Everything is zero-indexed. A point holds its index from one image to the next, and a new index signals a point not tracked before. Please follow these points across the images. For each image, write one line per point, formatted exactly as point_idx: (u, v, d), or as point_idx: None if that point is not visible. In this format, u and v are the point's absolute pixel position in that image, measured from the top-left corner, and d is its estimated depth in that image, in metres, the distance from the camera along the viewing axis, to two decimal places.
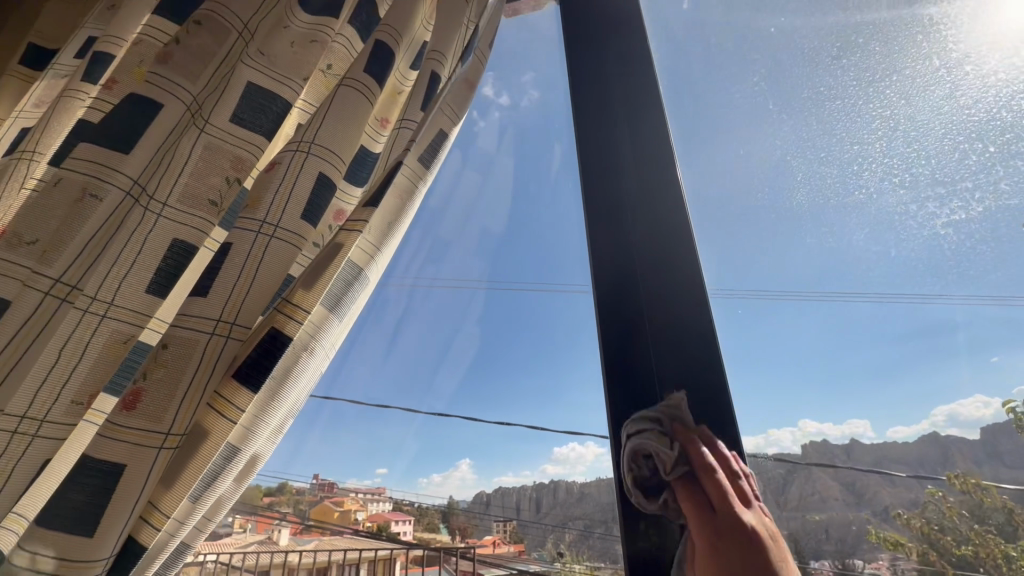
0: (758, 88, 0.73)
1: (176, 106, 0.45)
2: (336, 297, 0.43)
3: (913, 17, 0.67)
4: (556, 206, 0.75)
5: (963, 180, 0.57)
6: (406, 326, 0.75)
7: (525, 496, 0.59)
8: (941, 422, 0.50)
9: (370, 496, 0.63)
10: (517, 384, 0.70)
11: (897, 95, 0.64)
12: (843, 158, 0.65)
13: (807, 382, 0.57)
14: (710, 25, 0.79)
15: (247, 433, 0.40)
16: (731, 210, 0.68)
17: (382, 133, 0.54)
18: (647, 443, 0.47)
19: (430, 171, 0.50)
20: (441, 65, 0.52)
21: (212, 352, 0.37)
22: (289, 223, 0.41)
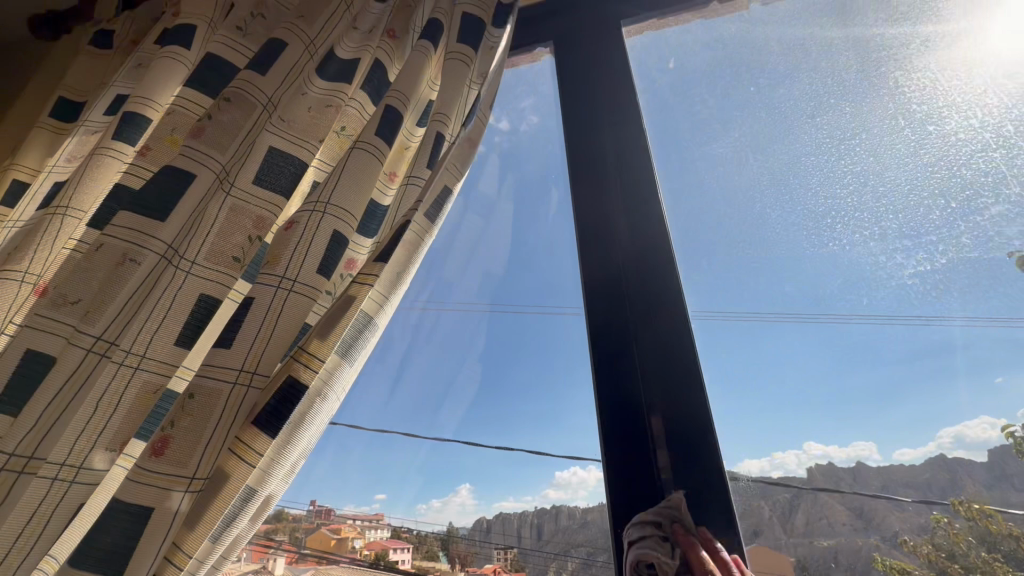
0: (738, 143, 0.78)
1: (207, 175, 0.49)
2: (347, 345, 0.45)
3: (878, 82, 0.75)
4: (555, 250, 0.80)
5: (927, 234, 0.63)
6: (410, 363, 0.74)
7: (526, 523, 0.64)
8: (947, 444, 0.55)
9: (369, 523, 0.65)
10: (518, 408, 0.70)
11: (866, 152, 0.71)
12: (818, 212, 0.70)
13: (795, 416, 0.61)
14: (695, 82, 0.85)
15: (264, 474, 0.41)
16: (716, 251, 0.72)
17: (391, 187, 0.57)
18: (650, 551, 0.49)
19: (436, 225, 0.53)
20: (445, 126, 0.55)
21: (235, 401, 0.40)
22: (307, 277, 0.44)
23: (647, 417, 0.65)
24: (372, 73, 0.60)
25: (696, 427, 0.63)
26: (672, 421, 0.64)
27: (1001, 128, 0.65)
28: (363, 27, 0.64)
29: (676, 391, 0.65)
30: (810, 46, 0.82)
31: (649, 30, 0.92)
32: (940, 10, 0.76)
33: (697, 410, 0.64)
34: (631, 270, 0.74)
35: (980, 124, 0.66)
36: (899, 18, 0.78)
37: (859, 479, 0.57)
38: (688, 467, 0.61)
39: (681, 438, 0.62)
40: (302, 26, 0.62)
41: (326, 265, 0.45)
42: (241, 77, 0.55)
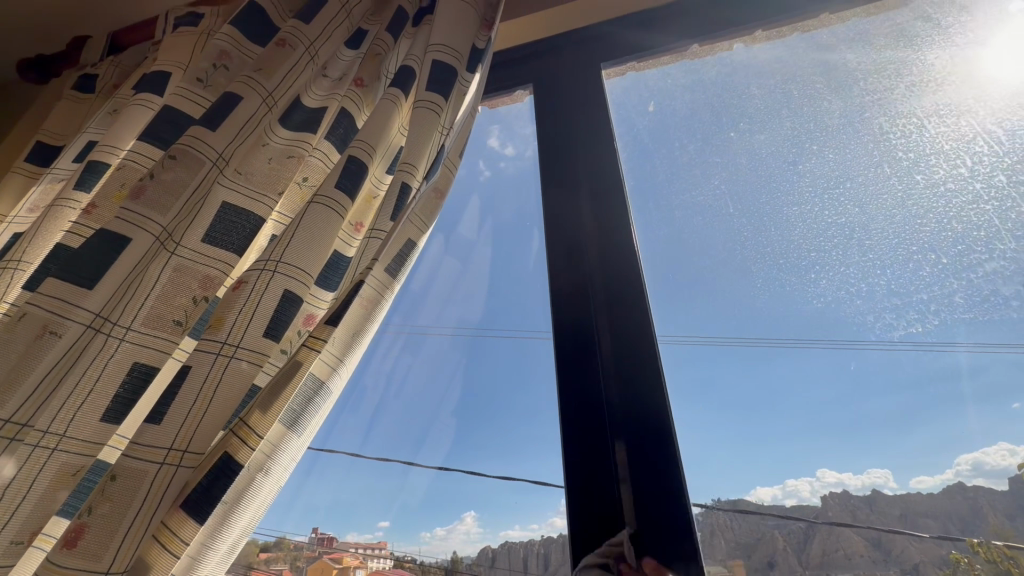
0: (720, 190, 0.76)
1: (145, 238, 0.48)
2: (293, 416, 0.46)
3: (864, 127, 0.73)
4: (527, 289, 0.78)
5: (917, 293, 0.61)
6: (384, 413, 0.70)
7: (532, 553, 0.61)
8: (966, 472, 0.52)
9: (370, 552, 0.62)
10: (486, 435, 0.68)
11: (851, 202, 0.69)
12: (801, 266, 0.67)
13: (781, 477, 0.57)
14: (673, 125, 0.85)
15: (193, 562, 0.41)
16: (695, 293, 0.70)
17: (356, 237, 0.57)
18: None
19: (397, 280, 0.53)
20: (411, 177, 0.53)
21: (161, 484, 0.39)
22: (250, 342, 0.44)
23: (612, 443, 0.63)
24: (338, 122, 0.62)
25: (659, 455, 0.60)
26: (636, 449, 0.61)
27: (991, 178, 0.63)
28: (333, 74, 0.68)
29: (638, 407, 0.64)
30: (792, 88, 0.81)
31: (630, 71, 0.92)
32: (925, 54, 0.76)
33: (665, 440, 0.61)
34: (600, 313, 0.71)
35: (971, 174, 0.65)
36: (882, 62, 0.77)
37: (875, 508, 0.54)
38: (653, 492, 0.58)
39: (645, 466, 0.60)
40: (259, 77, 0.62)
41: (277, 329, 0.46)
42: (191, 133, 0.54)
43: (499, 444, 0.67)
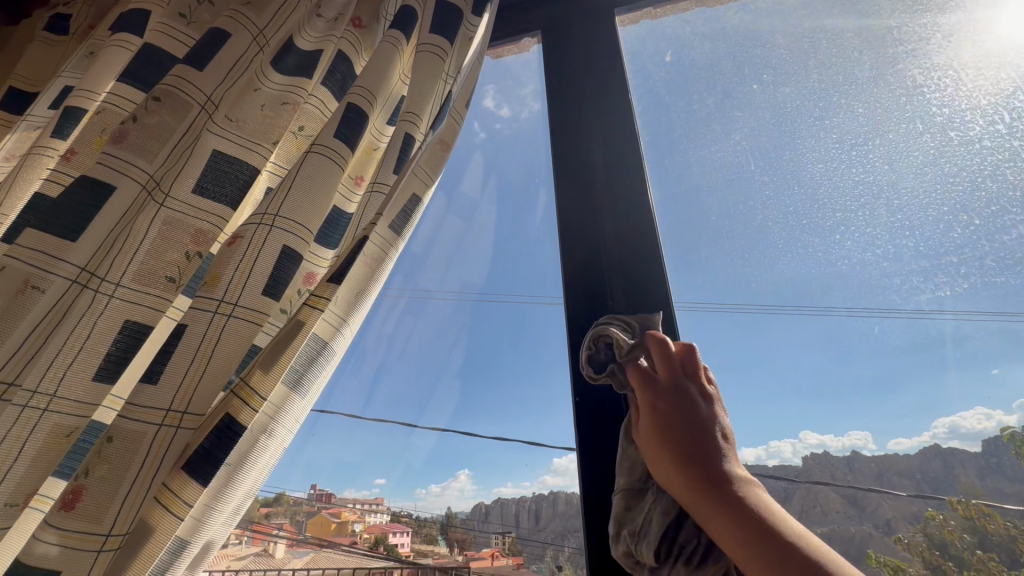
0: (740, 146, 0.74)
1: (131, 187, 0.46)
2: (296, 377, 0.44)
3: (895, 80, 0.70)
4: (542, 253, 0.76)
5: (947, 255, 0.59)
6: (384, 378, 0.71)
7: (524, 508, 0.62)
8: (942, 434, 0.52)
9: (368, 507, 0.64)
10: (487, 396, 0.68)
11: (881, 159, 0.66)
12: (826, 228, 0.66)
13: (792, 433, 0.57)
14: (691, 75, 0.81)
15: (198, 524, 0.41)
16: (701, 248, 0.70)
17: (356, 193, 0.56)
18: (607, 331, 0.53)
19: (403, 238, 0.50)
20: (415, 126, 0.52)
21: (161, 445, 0.39)
22: (249, 301, 0.43)
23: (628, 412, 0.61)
24: (334, 67, 0.58)
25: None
26: None
27: None
28: (328, 15, 0.63)
29: None
30: (819, 40, 0.77)
31: (645, 19, 0.87)
32: (959, 3, 0.72)
33: None
34: (615, 279, 0.67)
35: (1008, 131, 0.61)
36: (916, 9, 0.74)
37: (852, 469, 0.55)
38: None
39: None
40: (248, 13, 0.60)
41: (276, 289, 0.44)
42: (177, 75, 0.51)
43: (515, 411, 0.67)
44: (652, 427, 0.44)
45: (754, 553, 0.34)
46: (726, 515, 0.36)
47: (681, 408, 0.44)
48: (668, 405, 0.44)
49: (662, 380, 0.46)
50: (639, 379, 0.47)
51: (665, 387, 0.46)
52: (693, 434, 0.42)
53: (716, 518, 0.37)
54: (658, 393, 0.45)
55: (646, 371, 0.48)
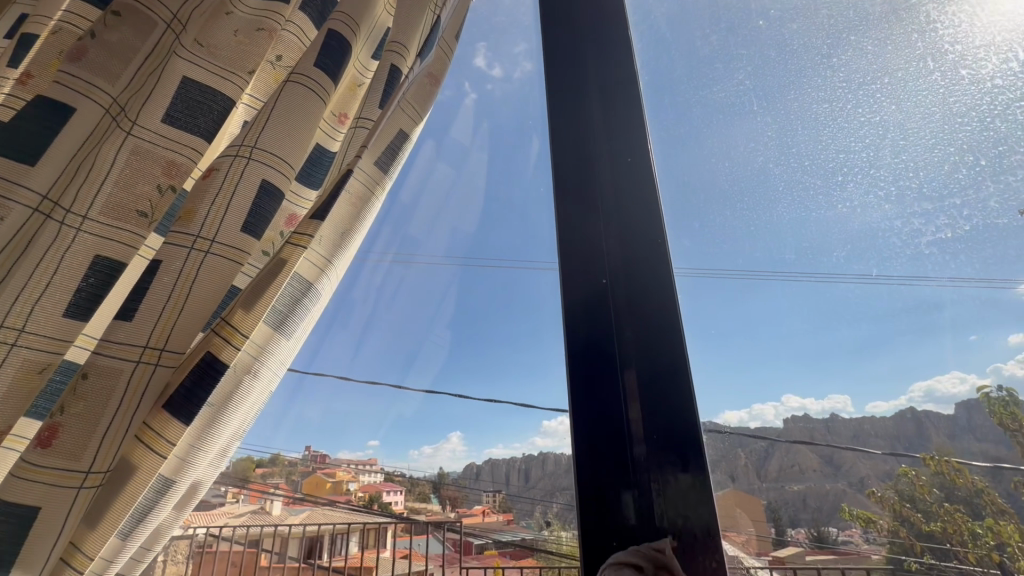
0: (743, 86, 0.72)
1: (92, 109, 0.45)
2: (280, 317, 0.47)
3: (908, 15, 0.67)
4: (528, 209, 0.78)
5: (952, 197, 0.56)
6: (374, 326, 0.76)
7: (514, 468, 0.64)
8: (918, 397, 0.51)
9: (362, 467, 0.69)
10: (482, 354, 0.73)
11: (889, 99, 0.64)
12: (827, 168, 0.64)
13: (781, 378, 0.57)
14: (694, 13, 0.78)
15: (182, 464, 0.43)
16: (698, 193, 0.69)
17: (340, 130, 0.56)
18: None
19: (388, 175, 0.53)
20: (401, 57, 0.53)
21: (139, 383, 0.40)
22: (227, 237, 0.44)
23: (622, 371, 0.63)
24: None
25: (672, 390, 0.61)
26: (646, 372, 0.62)
27: None
28: None
29: (649, 321, 0.64)
30: None
31: None
32: None
33: (678, 371, 0.61)
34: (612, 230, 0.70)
35: None
36: None
37: (831, 430, 0.53)
38: (660, 423, 0.59)
39: (655, 394, 0.61)
40: None
41: (255, 227, 0.45)
42: None
43: (513, 379, 0.70)
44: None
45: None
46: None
47: None
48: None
49: None
50: None
51: None
52: None
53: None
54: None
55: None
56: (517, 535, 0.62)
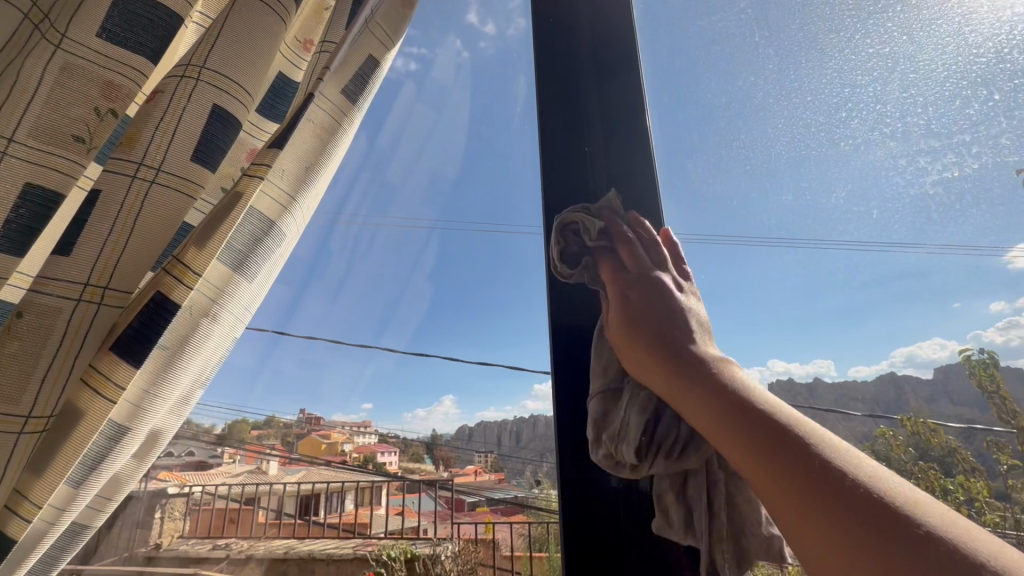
0: (747, 15, 0.66)
1: (17, 16, 0.45)
2: (239, 261, 0.51)
3: None
4: (512, 153, 0.75)
5: (959, 133, 0.54)
6: (357, 266, 0.89)
7: (506, 430, 0.69)
8: (899, 362, 0.52)
9: (358, 429, 0.83)
10: (468, 311, 0.87)
11: (899, 31, 0.59)
12: (831, 104, 0.61)
13: (768, 335, 0.58)
14: None
15: (133, 410, 0.48)
16: (694, 136, 0.65)
17: (303, 57, 0.61)
18: (576, 217, 0.52)
19: (357, 105, 0.56)
20: None
21: (82, 320, 0.43)
22: (175, 166, 0.47)
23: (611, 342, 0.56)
24: None
25: None
26: None
27: None
28: None
29: None
30: None
31: None
32: None
33: None
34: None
35: None
36: None
37: (814, 395, 0.53)
38: None
39: None
40: None
41: (208, 160, 0.49)
42: None
43: (504, 340, 0.76)
44: (631, 325, 0.45)
45: (790, 494, 0.30)
46: (740, 437, 0.33)
47: (657, 295, 0.46)
48: (642, 300, 0.46)
49: (633, 273, 0.48)
50: (611, 274, 0.49)
51: (636, 273, 0.48)
52: (674, 322, 0.44)
53: (728, 437, 0.34)
54: (630, 279, 0.48)
55: (615, 261, 0.50)
56: (507, 492, 0.70)
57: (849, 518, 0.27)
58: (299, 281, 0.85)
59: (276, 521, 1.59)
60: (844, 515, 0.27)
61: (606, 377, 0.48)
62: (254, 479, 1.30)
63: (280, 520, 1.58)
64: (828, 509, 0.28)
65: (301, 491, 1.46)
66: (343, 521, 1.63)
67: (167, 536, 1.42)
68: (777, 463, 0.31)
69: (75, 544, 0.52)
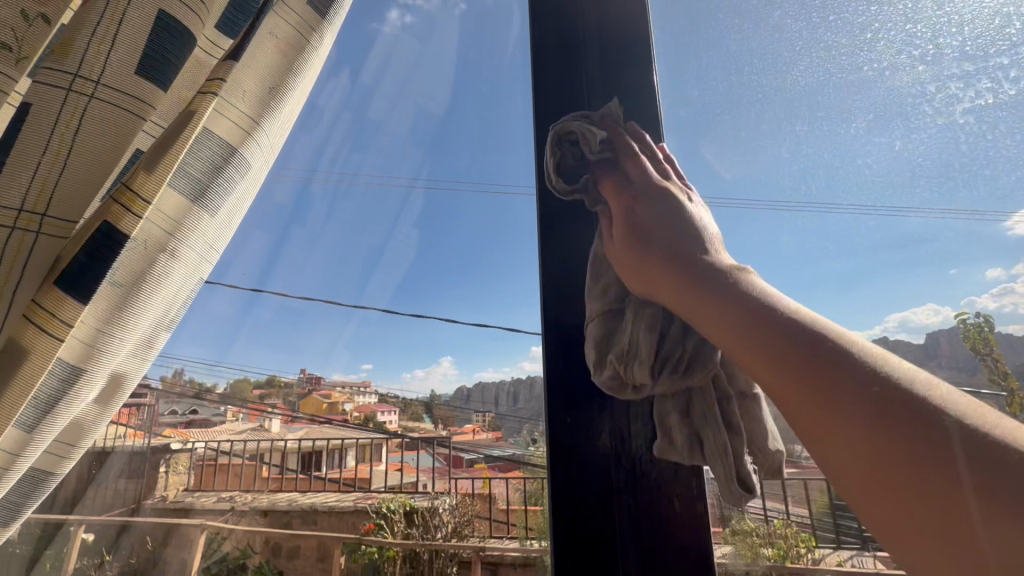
0: None
1: None
2: (198, 190, 0.48)
3: None
4: (500, 78, 0.70)
5: (997, 53, 0.46)
6: (336, 215, 0.90)
7: (504, 391, 0.68)
8: (892, 327, 0.45)
9: (357, 389, 0.88)
10: (446, 264, 0.86)
11: None
12: (856, 20, 0.52)
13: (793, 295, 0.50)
14: None
15: (88, 351, 0.44)
16: (697, 61, 0.58)
17: None
18: (574, 126, 0.47)
19: (326, 25, 0.53)
20: None
21: (20, 248, 0.40)
22: (118, 82, 0.43)
23: None
24: None
25: None
26: None
27: None
28: None
29: None
30: None
31: None
32: None
33: None
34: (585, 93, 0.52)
35: None
36: None
37: None
38: None
39: None
40: None
41: (156, 75, 0.45)
42: None
43: (488, 294, 0.76)
44: (634, 240, 0.43)
45: (812, 397, 0.29)
46: (755, 346, 0.33)
47: (667, 207, 0.43)
48: (653, 217, 0.43)
49: (638, 183, 0.45)
50: (613, 184, 0.46)
51: (639, 184, 0.45)
52: (692, 242, 0.40)
53: (745, 344, 0.33)
54: (635, 191, 0.45)
55: (620, 176, 0.46)
56: (504, 449, 0.69)
57: (868, 398, 0.26)
58: (279, 228, 0.89)
59: (279, 476, 1.67)
60: (867, 400, 0.26)
61: (606, 299, 0.45)
62: (258, 434, 1.33)
63: (285, 474, 1.64)
64: (848, 402, 0.27)
65: (302, 448, 1.49)
66: (342, 478, 1.58)
67: (172, 489, 1.52)
68: (801, 369, 0.30)
69: (40, 492, 0.50)
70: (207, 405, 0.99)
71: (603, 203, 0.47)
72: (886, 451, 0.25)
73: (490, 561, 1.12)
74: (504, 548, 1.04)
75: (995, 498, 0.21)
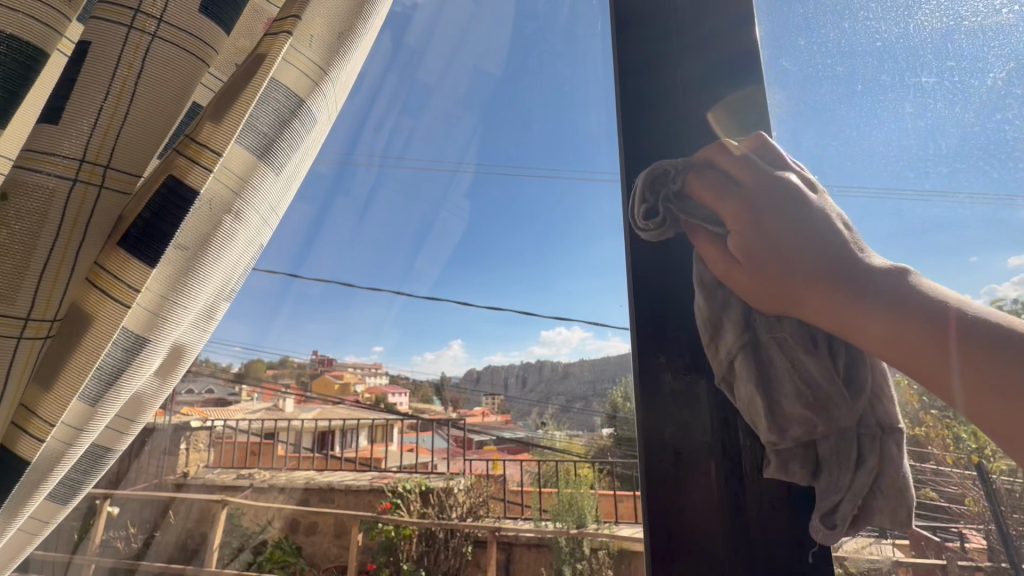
0: None
1: None
2: (264, 147, 0.42)
3: None
4: (573, 37, 0.67)
5: None
6: (376, 195, 0.90)
7: (513, 373, 0.82)
8: None
9: (366, 371, 1.00)
10: (502, 238, 0.93)
11: None
12: None
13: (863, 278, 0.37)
14: None
15: (155, 320, 0.40)
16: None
17: None
18: (659, 167, 0.40)
19: None
20: None
21: (81, 207, 0.35)
22: (183, 19, 0.38)
23: None
24: None
25: None
26: None
27: None
28: None
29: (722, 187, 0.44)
30: None
31: None
32: None
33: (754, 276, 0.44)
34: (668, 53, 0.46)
35: None
36: None
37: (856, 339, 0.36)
38: None
39: None
40: None
41: (219, 13, 0.39)
42: None
43: (546, 279, 0.84)
44: (748, 220, 0.36)
45: (839, 305, 0.33)
46: (798, 276, 0.34)
47: (784, 203, 0.35)
48: (770, 212, 0.35)
49: (746, 181, 0.37)
50: (709, 190, 0.37)
51: (749, 187, 0.36)
52: (802, 238, 0.35)
53: (819, 305, 0.34)
54: (742, 194, 0.36)
55: (717, 175, 0.38)
56: (514, 431, 0.83)
57: (884, 313, 0.31)
58: (321, 198, 0.84)
59: (297, 454, 1.79)
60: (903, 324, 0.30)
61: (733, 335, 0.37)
62: (274, 415, 1.35)
63: (302, 452, 1.73)
64: (871, 319, 0.31)
65: (319, 426, 1.56)
66: (356, 457, 1.69)
67: (191, 466, 1.52)
68: (867, 315, 0.32)
69: (95, 466, 0.48)
70: (227, 382, 0.97)
71: (698, 215, 0.39)
72: (921, 363, 0.29)
73: (503, 539, 1.08)
74: (516, 528, 1.04)
75: (1000, 374, 0.27)
